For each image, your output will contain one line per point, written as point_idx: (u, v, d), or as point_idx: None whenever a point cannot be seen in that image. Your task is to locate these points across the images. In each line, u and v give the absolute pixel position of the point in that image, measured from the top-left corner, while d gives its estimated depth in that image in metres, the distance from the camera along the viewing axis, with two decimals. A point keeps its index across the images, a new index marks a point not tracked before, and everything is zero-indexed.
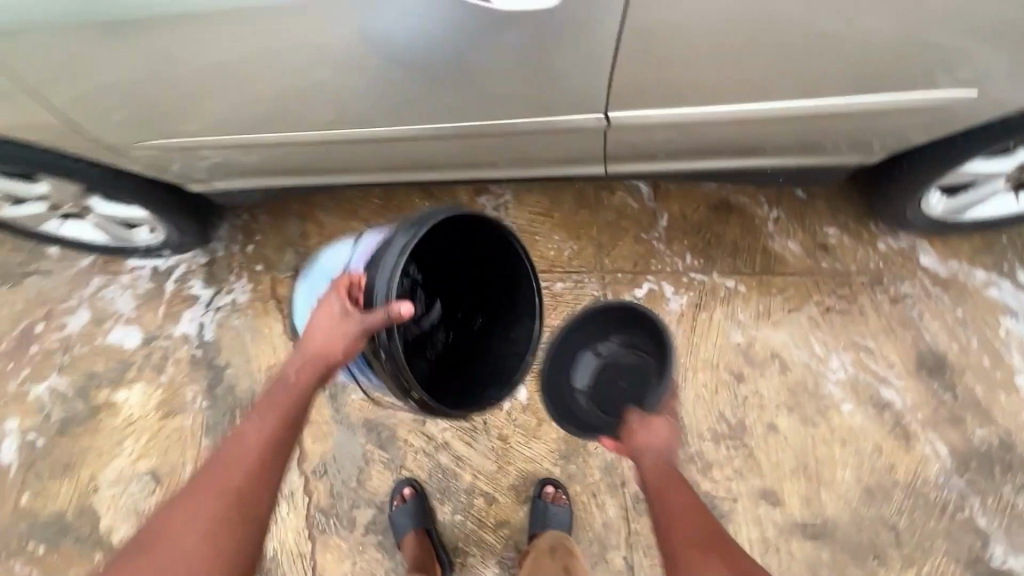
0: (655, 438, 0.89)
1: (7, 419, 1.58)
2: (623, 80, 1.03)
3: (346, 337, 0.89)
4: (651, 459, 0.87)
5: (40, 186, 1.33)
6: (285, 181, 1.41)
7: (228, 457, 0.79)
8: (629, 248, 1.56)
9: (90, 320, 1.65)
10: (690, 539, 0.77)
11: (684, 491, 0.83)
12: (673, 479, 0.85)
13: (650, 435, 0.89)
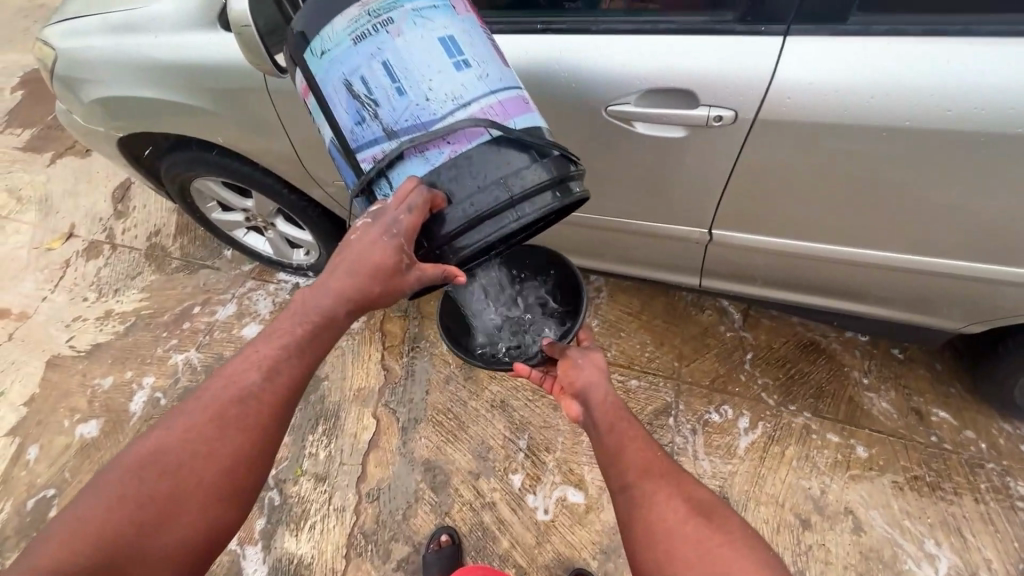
0: (593, 380, 1.00)
1: (145, 375, 1.87)
2: (723, 205, 1.19)
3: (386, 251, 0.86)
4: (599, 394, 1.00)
5: (248, 201, 1.70)
6: None
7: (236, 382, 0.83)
8: (709, 364, 1.61)
9: (234, 313, 1.98)
10: (639, 468, 0.88)
11: (631, 425, 0.95)
12: (618, 416, 0.95)
13: (589, 374, 1.00)
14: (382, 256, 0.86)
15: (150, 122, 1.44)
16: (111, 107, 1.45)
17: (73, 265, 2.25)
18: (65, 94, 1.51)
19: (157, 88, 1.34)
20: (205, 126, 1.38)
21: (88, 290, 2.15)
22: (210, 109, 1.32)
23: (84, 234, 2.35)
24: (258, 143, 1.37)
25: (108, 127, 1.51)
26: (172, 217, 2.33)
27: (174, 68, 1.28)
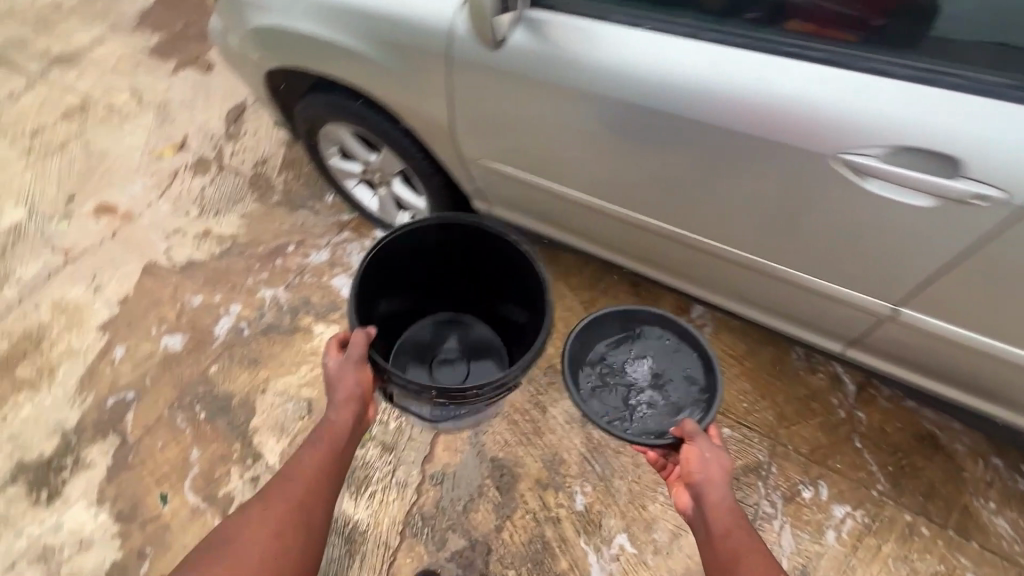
0: (714, 474, 1.10)
1: (233, 302, 1.89)
2: (927, 282, 1.10)
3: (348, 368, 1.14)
4: (718, 489, 1.08)
5: (372, 156, 1.67)
6: (538, 227, 1.60)
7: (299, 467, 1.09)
8: (811, 432, 1.50)
9: (326, 260, 1.97)
10: (756, 574, 0.92)
11: (745, 530, 1.04)
12: (733, 517, 1.05)
13: (711, 464, 1.11)
14: (350, 384, 1.14)
15: (307, 59, 1.41)
16: (272, 37, 1.42)
17: (180, 177, 2.29)
18: (229, 15, 1.49)
19: (327, 27, 1.30)
20: (363, 75, 1.34)
21: (191, 205, 2.18)
22: (374, 59, 1.28)
23: (195, 148, 2.39)
24: (410, 101, 1.32)
25: (262, 56, 1.49)
26: (279, 149, 2.34)
27: (351, 10, 1.24)
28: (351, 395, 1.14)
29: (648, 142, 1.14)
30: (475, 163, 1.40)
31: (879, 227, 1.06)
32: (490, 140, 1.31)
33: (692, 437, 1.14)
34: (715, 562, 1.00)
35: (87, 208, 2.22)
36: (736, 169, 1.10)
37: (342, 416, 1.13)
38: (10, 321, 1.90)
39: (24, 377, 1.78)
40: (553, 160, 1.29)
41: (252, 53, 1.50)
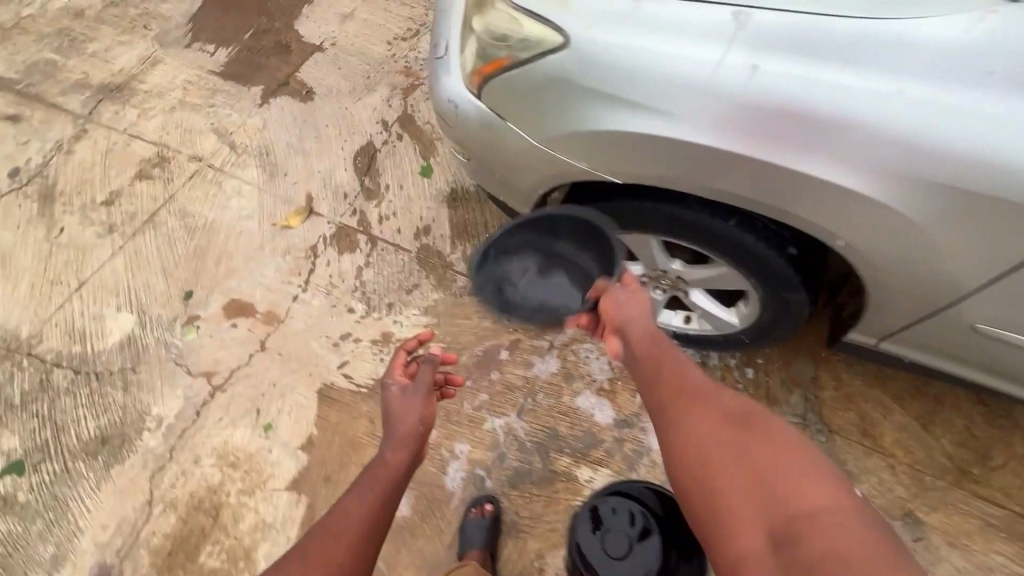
0: (629, 313, 0.93)
1: (456, 440, 1.48)
2: None
3: (406, 401, 0.93)
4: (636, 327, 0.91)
5: (676, 263, 1.22)
6: (906, 347, 1.09)
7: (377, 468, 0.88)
8: None
9: (559, 371, 1.55)
10: (708, 441, 0.72)
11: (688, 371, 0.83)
12: (670, 359, 0.85)
13: (629, 312, 0.93)
14: (409, 414, 0.92)
15: (708, 177, 0.86)
16: (647, 140, 0.86)
17: (323, 255, 1.81)
18: (527, 89, 0.95)
19: (796, 151, 0.77)
20: (842, 219, 0.81)
21: (353, 298, 1.73)
22: (901, 205, 0.76)
23: (327, 213, 1.89)
24: (915, 260, 0.82)
25: (592, 162, 0.95)
26: (440, 209, 1.85)
27: (877, 136, 0.72)
28: (412, 433, 0.92)
29: None
30: (955, 324, 0.91)
31: None
32: None
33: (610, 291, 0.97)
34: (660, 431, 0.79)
35: (214, 310, 1.75)
36: None
37: (402, 458, 0.89)
38: (170, 484, 1.49)
39: (216, 567, 1.39)
40: None
41: (572, 160, 0.98)
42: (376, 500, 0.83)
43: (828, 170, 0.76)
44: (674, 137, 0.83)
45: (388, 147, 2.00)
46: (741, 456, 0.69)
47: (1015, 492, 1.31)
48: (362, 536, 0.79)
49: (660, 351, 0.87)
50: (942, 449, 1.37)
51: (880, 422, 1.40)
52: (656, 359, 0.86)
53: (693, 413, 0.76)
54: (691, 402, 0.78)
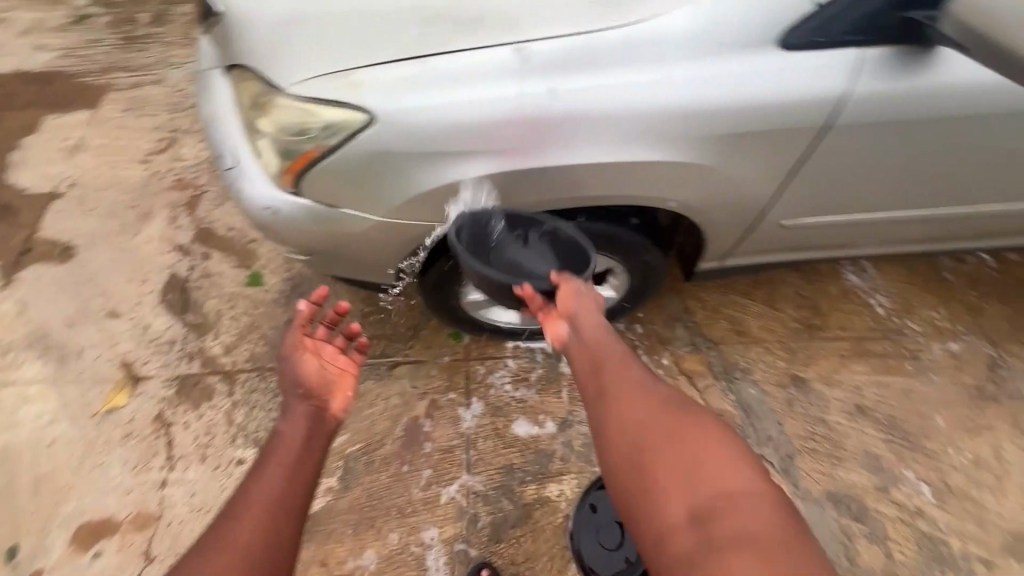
0: (584, 310, 0.97)
1: (422, 528, 1.40)
2: None
3: (296, 364, 1.03)
4: (588, 321, 0.96)
5: None
6: (740, 258, 1.32)
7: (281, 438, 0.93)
8: (998, 309, 1.70)
9: (485, 409, 1.54)
10: (712, 480, 0.74)
11: (676, 405, 0.84)
12: (657, 391, 0.87)
13: (581, 305, 0.98)
14: (302, 377, 1.03)
15: (552, 192, 0.96)
16: (488, 180, 0.93)
17: (175, 419, 1.54)
18: (351, 171, 0.92)
19: (608, 146, 0.90)
20: (666, 186, 0.98)
21: (237, 448, 1.50)
22: (701, 161, 0.95)
23: (158, 371, 1.60)
24: (720, 193, 1.02)
25: (444, 215, 0.98)
26: (291, 311, 1.69)
27: (658, 114, 0.88)
28: (306, 393, 1.01)
29: (886, 151, 1.01)
30: (769, 226, 1.16)
31: None
32: (807, 199, 1.10)
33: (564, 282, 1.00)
34: (619, 452, 0.82)
35: (61, 551, 1.38)
36: (992, 143, 1.06)
37: (301, 421, 0.97)
38: None
39: None
40: (836, 197, 1.11)
41: (424, 221, 0.99)
42: (281, 467, 0.88)
43: (637, 151, 0.91)
44: (512, 170, 0.91)
45: (198, 269, 1.75)
46: (689, 456, 0.77)
47: (845, 323, 1.67)
48: (271, 501, 0.83)
49: (605, 340, 0.94)
50: (790, 315, 1.68)
51: (744, 318, 1.67)
52: (618, 372, 0.90)
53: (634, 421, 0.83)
54: (687, 438, 0.78)
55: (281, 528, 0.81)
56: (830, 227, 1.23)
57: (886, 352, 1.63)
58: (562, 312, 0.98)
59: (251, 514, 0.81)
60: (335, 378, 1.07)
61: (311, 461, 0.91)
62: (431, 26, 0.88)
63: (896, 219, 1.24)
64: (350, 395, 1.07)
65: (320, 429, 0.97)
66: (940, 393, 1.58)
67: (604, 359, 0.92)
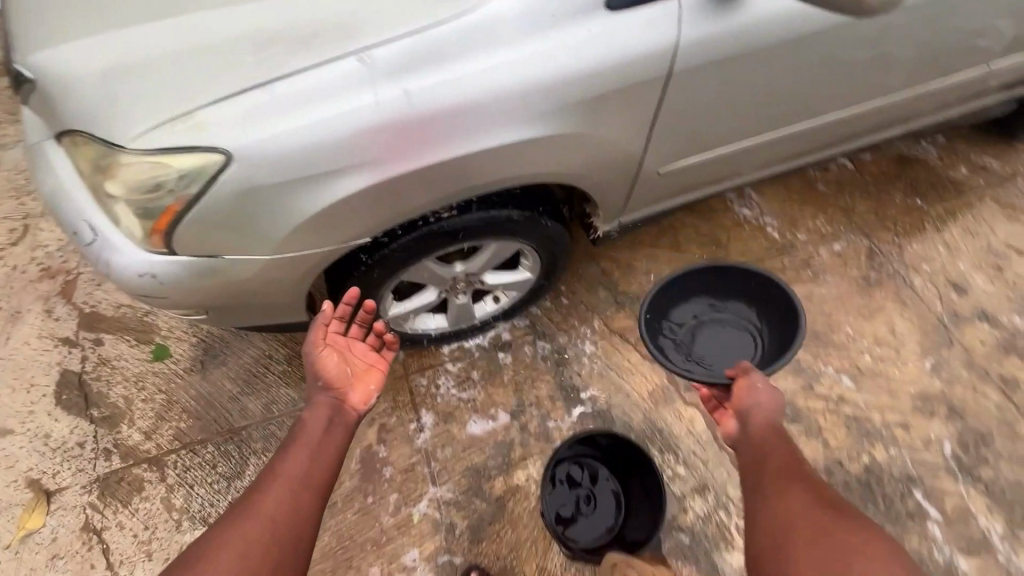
0: (760, 399, 1.06)
1: (402, 553, 1.37)
2: (933, 74, 1.50)
3: (320, 358, 1.08)
4: (758, 420, 1.03)
5: (457, 266, 1.30)
6: (634, 212, 1.39)
7: (305, 425, 0.98)
8: (865, 205, 1.91)
9: (437, 418, 1.52)
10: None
11: (844, 506, 0.85)
12: (815, 510, 0.84)
13: (761, 397, 1.06)
14: (323, 372, 1.07)
15: (433, 190, 0.97)
16: (367, 192, 0.92)
17: (107, 524, 1.40)
18: (222, 216, 0.88)
19: (473, 134, 0.92)
20: (540, 160, 1.01)
21: (186, 533, 1.40)
22: (567, 130, 0.99)
23: (74, 478, 1.45)
24: (592, 156, 1.07)
25: (335, 237, 0.96)
26: (210, 376, 1.58)
27: (511, 94, 0.91)
28: (325, 385, 1.05)
29: (726, 86, 1.10)
30: (650, 177, 1.23)
31: (846, 33, 1.16)
32: (673, 144, 1.17)
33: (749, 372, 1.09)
34: (761, 543, 0.86)
35: None
36: (814, 60, 1.18)
37: (319, 412, 1.01)
38: None
39: None
40: (698, 137, 1.20)
41: (316, 247, 0.97)
42: (306, 449, 0.94)
43: (501, 133, 0.94)
44: (388, 177, 0.91)
45: (92, 358, 1.60)
46: (824, 556, 0.77)
47: (744, 249, 1.81)
48: (298, 483, 0.89)
49: (778, 436, 1.00)
50: (697, 254, 1.79)
51: (657, 267, 1.76)
52: (805, 474, 0.92)
53: (785, 521, 0.85)
54: (851, 540, 0.78)
55: (305, 500, 0.87)
56: (704, 165, 1.32)
57: (783, 266, 1.78)
58: (739, 406, 1.07)
59: (279, 488, 0.87)
60: (357, 371, 1.11)
61: (337, 455, 0.96)
62: (264, 52, 0.85)
63: (756, 145, 1.35)
64: (374, 389, 1.10)
65: (340, 422, 1.01)
66: (836, 290, 1.75)
67: (765, 450, 0.99)
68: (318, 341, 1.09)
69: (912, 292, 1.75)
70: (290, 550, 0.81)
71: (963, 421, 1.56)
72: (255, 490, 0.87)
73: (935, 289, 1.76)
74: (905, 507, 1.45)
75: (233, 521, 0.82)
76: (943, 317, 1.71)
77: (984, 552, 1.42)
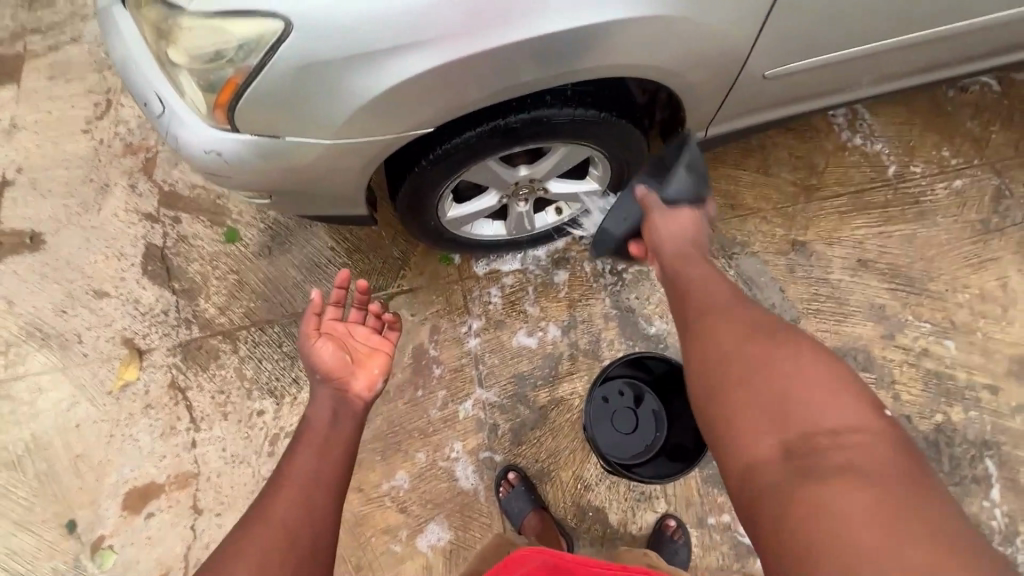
0: (669, 227, 1.14)
1: (446, 444, 1.45)
2: None
3: (317, 347, 1.03)
4: (670, 242, 1.12)
5: (522, 169, 1.22)
6: (723, 124, 1.23)
7: (310, 423, 0.96)
8: (1004, 137, 1.61)
9: (488, 324, 1.54)
10: (815, 411, 0.74)
11: (767, 329, 0.86)
12: (752, 319, 0.90)
13: (670, 230, 1.14)
14: (322, 361, 1.03)
15: (503, 79, 0.88)
16: (432, 77, 0.84)
17: (190, 383, 1.56)
18: (284, 91, 0.84)
19: (551, 11, 0.81)
20: (625, 50, 0.89)
21: (255, 400, 1.53)
22: (659, 12, 0.86)
23: (161, 341, 1.60)
24: (686, 50, 0.93)
25: (396, 127, 0.91)
26: (276, 262, 1.65)
27: None
28: (327, 376, 1.02)
29: None
30: (751, 79, 1.06)
31: None
32: (783, 41, 0.99)
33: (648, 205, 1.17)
34: (705, 372, 0.86)
35: (116, 517, 1.46)
36: None
37: (323, 405, 0.98)
38: None
39: None
40: (816, 32, 1.01)
41: (378, 135, 0.91)
42: (311, 449, 0.92)
43: (582, 11, 0.82)
44: (456, 59, 0.83)
45: (172, 234, 1.69)
46: (767, 385, 0.78)
47: (844, 178, 1.60)
48: (309, 476, 0.87)
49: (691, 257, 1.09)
50: (786, 180, 1.60)
51: (738, 190, 1.60)
52: (735, 302, 0.95)
53: (717, 351, 0.87)
54: (793, 369, 0.79)
55: (318, 501, 0.85)
56: (816, 70, 1.12)
57: (887, 201, 1.57)
58: (653, 235, 1.15)
59: (293, 483, 0.86)
60: (358, 356, 1.07)
61: (344, 443, 0.94)
62: None
63: (885, 49, 1.13)
64: (380, 374, 1.07)
65: (344, 409, 0.99)
66: (945, 234, 1.53)
67: (695, 298, 0.98)
68: (312, 332, 1.05)
69: None
70: (309, 549, 0.80)
71: None
72: (272, 490, 0.86)
73: None
74: (975, 470, 1.35)
75: (246, 532, 0.81)
76: None
77: None
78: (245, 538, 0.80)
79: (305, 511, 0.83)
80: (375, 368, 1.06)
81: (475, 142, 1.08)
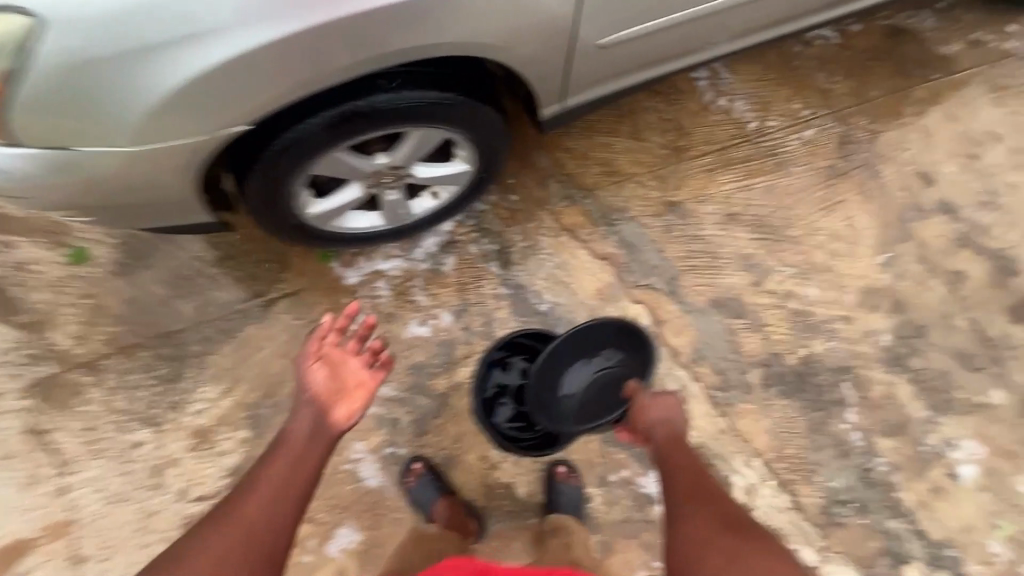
0: (659, 412, 1.13)
1: (347, 446, 1.41)
2: None
3: (313, 371, 0.99)
4: (662, 429, 1.12)
5: (379, 157, 1.17)
6: (580, 95, 1.24)
7: (288, 437, 0.93)
8: (843, 87, 1.74)
9: (378, 319, 1.49)
10: None
11: (742, 523, 0.94)
12: (728, 514, 0.96)
13: (659, 413, 1.13)
14: (310, 383, 0.99)
15: (317, 66, 0.83)
16: (231, 68, 0.79)
17: (51, 425, 1.40)
18: (60, 84, 0.76)
19: None
20: (443, 24, 0.87)
21: (130, 432, 1.40)
22: None
23: (10, 383, 1.43)
24: (508, 22, 0.92)
25: (206, 124, 0.84)
26: (137, 280, 1.51)
27: None
28: (312, 400, 0.97)
29: None
30: (588, 51, 1.07)
31: None
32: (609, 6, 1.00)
33: (637, 394, 1.18)
34: (681, 552, 0.93)
35: None
36: None
37: (304, 423, 0.94)
38: None
39: None
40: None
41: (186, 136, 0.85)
42: (286, 460, 0.90)
43: None
44: (255, 45, 0.78)
45: (5, 261, 1.49)
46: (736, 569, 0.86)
47: (709, 136, 1.67)
48: (274, 489, 0.86)
49: (680, 442, 1.10)
50: (656, 143, 1.65)
51: (614, 157, 1.63)
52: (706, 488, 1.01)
53: (692, 532, 0.94)
54: (758, 563, 0.85)
55: (278, 512, 0.84)
56: (655, 33, 1.15)
57: (748, 155, 1.67)
58: (646, 423, 1.13)
59: (260, 491, 0.86)
60: (345, 387, 1.00)
61: (317, 464, 0.91)
62: None
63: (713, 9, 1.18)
64: (359, 409, 0.98)
65: (323, 437, 0.93)
66: (800, 182, 1.65)
67: (674, 467, 1.06)
68: (312, 356, 1.01)
69: (878, 183, 1.66)
70: (258, 558, 0.80)
71: (906, 313, 1.56)
72: (242, 491, 0.87)
73: (901, 180, 1.67)
74: (836, 394, 1.49)
75: (211, 527, 0.82)
76: (905, 209, 1.65)
77: (906, 433, 1.47)
78: (213, 533, 0.81)
79: (261, 522, 0.82)
80: (358, 404, 0.98)
81: (312, 140, 1.03)
